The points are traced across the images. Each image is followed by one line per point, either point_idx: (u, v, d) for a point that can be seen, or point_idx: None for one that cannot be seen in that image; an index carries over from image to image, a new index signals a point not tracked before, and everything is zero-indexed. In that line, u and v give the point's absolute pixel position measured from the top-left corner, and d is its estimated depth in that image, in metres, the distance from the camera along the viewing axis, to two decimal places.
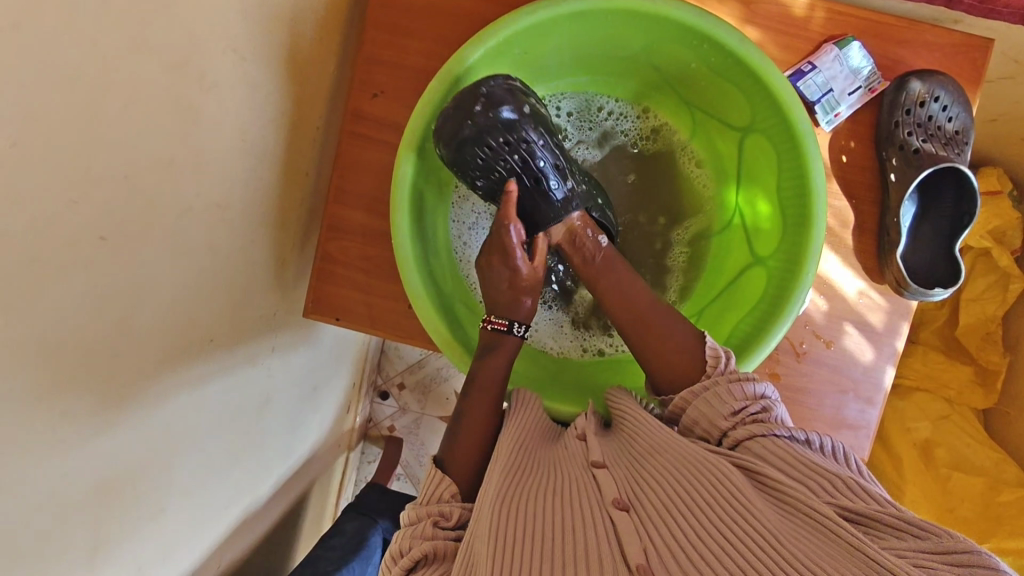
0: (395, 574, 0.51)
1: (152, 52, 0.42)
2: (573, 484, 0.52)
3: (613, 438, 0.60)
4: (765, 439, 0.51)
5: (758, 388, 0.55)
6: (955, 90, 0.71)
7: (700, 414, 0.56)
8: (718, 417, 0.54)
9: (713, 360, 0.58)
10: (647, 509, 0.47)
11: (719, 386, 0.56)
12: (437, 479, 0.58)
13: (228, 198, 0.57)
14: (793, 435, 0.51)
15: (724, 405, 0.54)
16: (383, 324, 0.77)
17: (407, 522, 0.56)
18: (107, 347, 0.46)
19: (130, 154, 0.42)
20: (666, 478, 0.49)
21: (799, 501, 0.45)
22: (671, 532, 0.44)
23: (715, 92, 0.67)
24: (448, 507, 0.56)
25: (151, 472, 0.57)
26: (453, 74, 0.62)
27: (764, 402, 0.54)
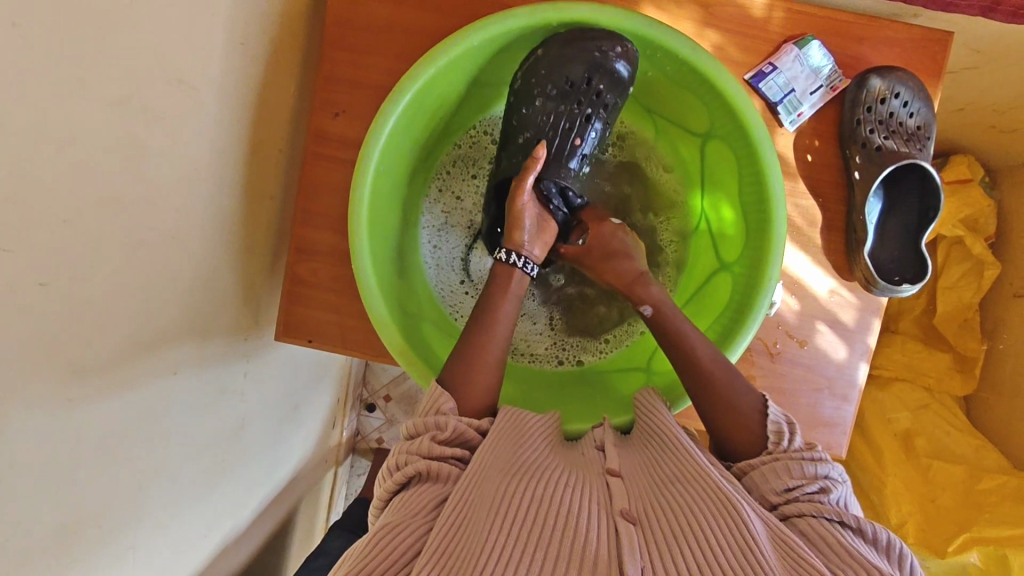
0: (390, 488, 0.54)
1: (88, 90, 0.41)
2: (586, 486, 0.52)
3: (631, 446, 0.60)
4: (815, 520, 0.48)
5: (820, 469, 0.52)
6: (915, 86, 0.71)
7: (754, 484, 0.53)
8: (768, 492, 0.52)
9: (776, 436, 0.55)
10: (650, 529, 0.47)
11: (777, 462, 0.53)
12: (437, 389, 0.58)
13: (185, 227, 0.56)
14: (844, 521, 0.48)
15: (779, 480, 0.52)
16: (355, 344, 0.76)
17: (406, 434, 0.57)
18: (60, 389, 0.45)
19: (70, 195, 0.42)
20: (674, 503, 0.49)
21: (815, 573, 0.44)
22: (668, 559, 0.45)
23: (676, 97, 0.66)
24: (443, 419, 0.56)
25: (118, 509, 0.56)
26: (404, 96, 0.60)
27: (824, 482, 0.51)
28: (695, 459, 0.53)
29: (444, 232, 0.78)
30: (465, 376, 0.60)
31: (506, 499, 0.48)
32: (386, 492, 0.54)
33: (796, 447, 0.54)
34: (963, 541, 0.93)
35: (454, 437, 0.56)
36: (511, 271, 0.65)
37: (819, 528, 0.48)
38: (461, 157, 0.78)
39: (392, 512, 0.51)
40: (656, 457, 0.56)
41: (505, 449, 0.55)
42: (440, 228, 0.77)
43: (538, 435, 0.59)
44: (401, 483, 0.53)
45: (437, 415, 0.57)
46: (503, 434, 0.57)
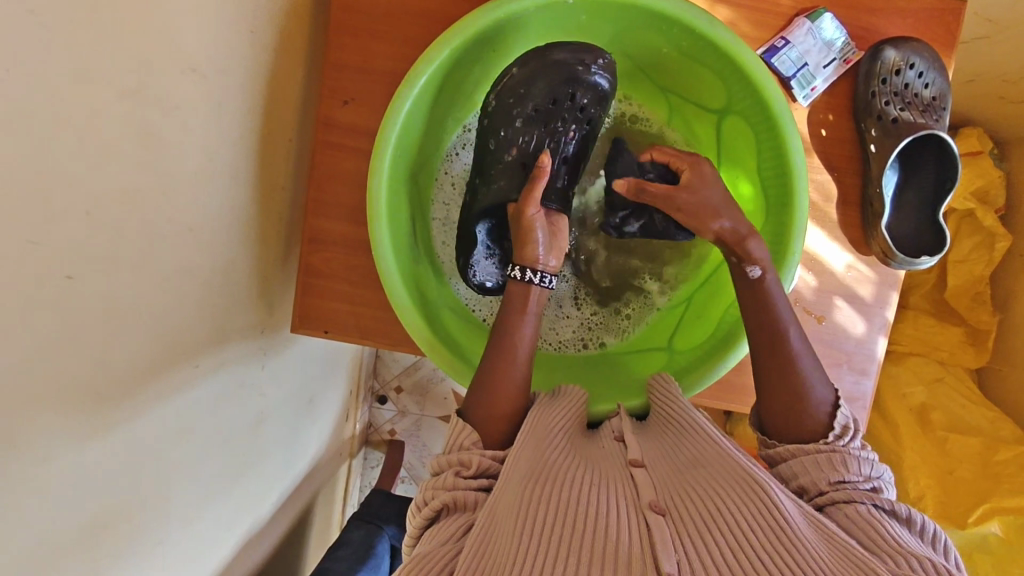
0: (421, 522, 0.55)
1: (103, 78, 0.40)
2: (610, 482, 0.52)
3: (648, 434, 0.60)
4: (862, 507, 0.49)
5: (875, 470, 0.53)
6: (930, 56, 0.70)
7: (804, 469, 0.54)
8: (818, 480, 0.52)
9: (840, 430, 0.55)
10: (681, 520, 0.47)
11: (835, 453, 0.53)
12: (459, 427, 0.59)
13: (201, 219, 0.56)
14: (878, 504, 0.50)
15: (832, 472, 0.52)
16: (372, 334, 0.76)
17: (434, 468, 0.58)
18: (85, 381, 0.45)
19: (94, 185, 0.41)
20: (703, 491, 0.49)
21: (857, 555, 0.45)
22: (704, 545, 0.45)
23: (689, 73, 0.66)
24: (466, 455, 0.56)
25: (144, 503, 0.56)
26: (419, 79, 0.59)
27: (876, 482, 0.52)
28: (717, 448, 0.54)
29: (454, 226, 0.77)
30: (488, 384, 0.60)
31: (530, 504, 0.48)
32: (417, 527, 0.56)
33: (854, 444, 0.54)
34: (982, 513, 0.94)
35: (480, 473, 0.56)
36: (525, 288, 0.62)
37: (865, 516, 0.48)
38: (472, 147, 0.77)
39: (424, 542, 0.52)
40: (678, 447, 0.56)
41: (527, 452, 0.55)
42: (446, 222, 0.76)
43: (558, 427, 0.59)
44: (429, 518, 0.55)
45: (461, 452, 0.57)
46: (523, 438, 0.56)
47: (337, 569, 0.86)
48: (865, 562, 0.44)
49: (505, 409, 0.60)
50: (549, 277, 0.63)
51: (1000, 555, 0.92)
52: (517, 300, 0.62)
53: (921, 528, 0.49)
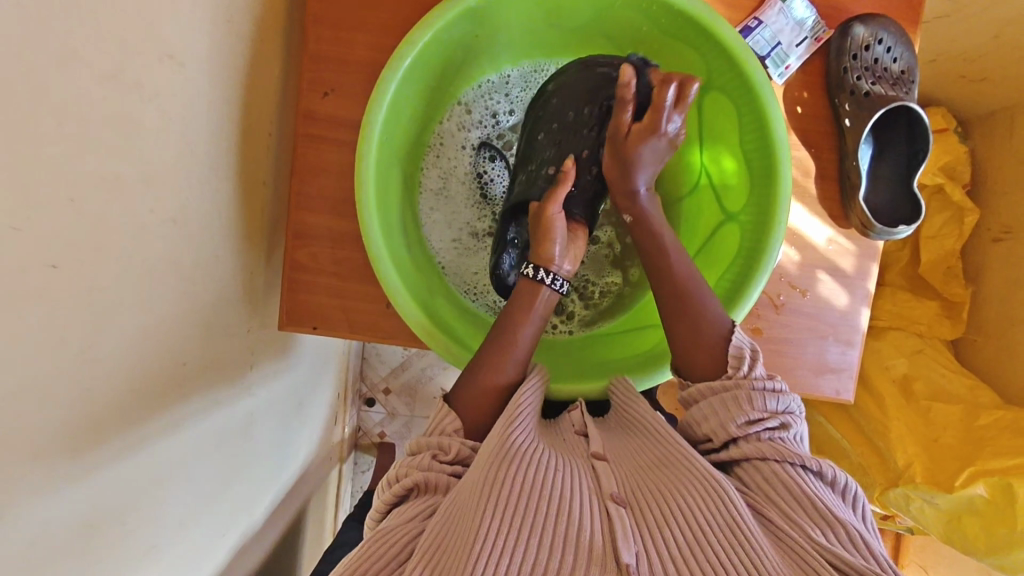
0: (388, 498, 0.56)
1: (82, 61, 0.39)
2: (573, 469, 0.54)
3: (611, 428, 0.63)
4: (777, 466, 0.52)
5: (781, 402, 0.55)
6: (896, 31, 0.73)
7: (710, 411, 0.56)
8: (728, 421, 0.55)
9: (737, 360, 0.57)
10: (639, 511, 0.50)
11: (740, 390, 0.55)
12: (443, 412, 0.59)
13: (184, 213, 0.55)
14: (808, 466, 0.52)
15: (739, 412, 0.54)
16: (361, 327, 0.75)
17: (410, 449, 0.59)
18: (74, 376, 0.43)
19: (74, 171, 0.40)
20: (661, 484, 0.52)
21: (794, 543, 0.48)
22: (660, 541, 0.47)
23: (667, 51, 0.67)
24: (446, 440, 0.57)
25: (137, 506, 0.55)
26: (404, 61, 0.60)
27: (784, 418, 0.55)
28: (674, 440, 0.56)
29: (445, 210, 0.77)
30: (487, 367, 0.61)
31: (494, 486, 0.49)
32: (384, 506, 0.57)
33: (757, 375, 0.56)
34: (969, 475, 0.93)
35: (457, 460, 0.57)
36: (536, 287, 0.63)
37: (780, 475, 0.51)
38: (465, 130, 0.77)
39: (387, 522, 0.53)
40: (636, 442, 0.58)
41: (494, 434, 0.55)
42: (441, 198, 0.77)
43: (528, 411, 0.59)
44: (399, 495, 0.55)
45: (441, 436, 0.58)
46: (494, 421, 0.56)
47: None
48: (804, 552, 0.47)
49: (485, 397, 0.60)
50: (559, 281, 0.64)
51: (987, 514, 0.92)
52: (526, 296, 0.63)
53: (837, 486, 0.53)
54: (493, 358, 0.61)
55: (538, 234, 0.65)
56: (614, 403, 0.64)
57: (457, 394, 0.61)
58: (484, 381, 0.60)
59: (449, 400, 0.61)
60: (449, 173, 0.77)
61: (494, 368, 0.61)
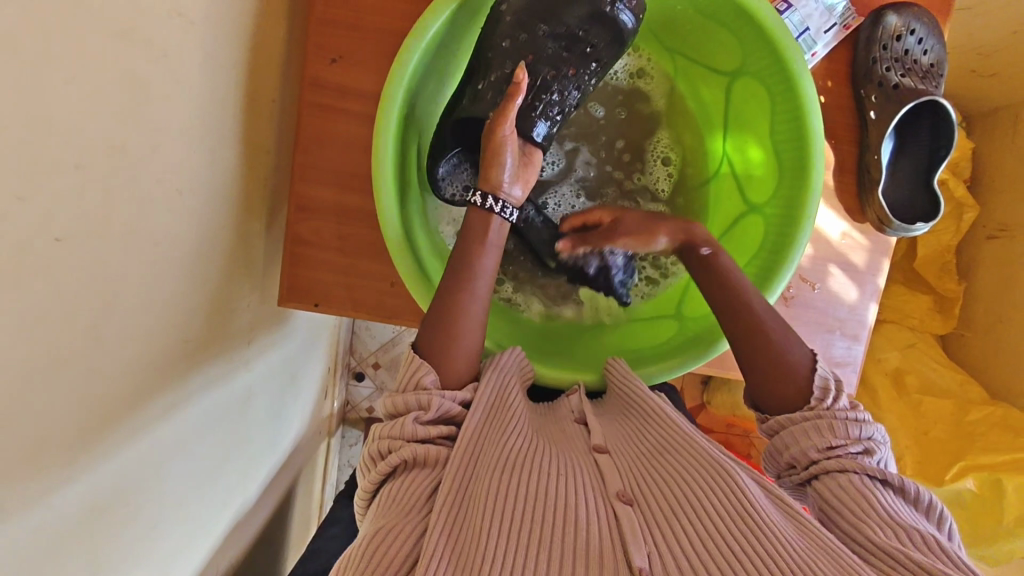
0: (377, 477, 0.54)
1: (92, 17, 0.36)
2: (575, 469, 0.53)
3: (609, 416, 0.62)
4: (856, 476, 0.51)
5: (864, 430, 0.54)
6: (929, 22, 0.71)
7: (793, 439, 0.54)
8: (811, 448, 0.53)
9: (821, 392, 0.56)
10: (647, 508, 0.49)
11: (822, 419, 0.54)
12: (415, 364, 0.57)
13: (190, 182, 0.51)
14: (878, 478, 0.51)
15: (821, 438, 0.53)
16: (363, 305, 0.73)
17: (386, 413, 0.57)
18: (78, 359, 0.40)
19: (81, 137, 0.37)
20: (667, 480, 0.52)
21: (835, 543, 0.46)
22: (671, 535, 0.47)
23: (704, 33, 0.65)
24: (426, 398, 0.55)
25: (138, 489, 0.52)
26: (429, 30, 0.56)
27: (867, 443, 0.53)
28: (678, 433, 0.56)
29: None
30: (453, 329, 0.58)
31: (502, 491, 0.49)
32: (373, 484, 0.54)
33: (842, 405, 0.55)
34: (958, 470, 0.95)
35: (436, 416, 0.55)
36: (487, 216, 0.60)
37: (854, 486, 0.50)
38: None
39: (380, 511, 0.50)
40: (641, 431, 0.58)
41: (494, 439, 0.55)
42: None
43: (519, 415, 0.59)
44: (387, 471, 0.53)
45: (419, 392, 0.56)
46: (485, 422, 0.56)
47: (330, 549, 0.84)
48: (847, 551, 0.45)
49: (463, 364, 0.59)
50: (510, 209, 0.61)
51: (973, 507, 0.93)
52: (477, 229, 0.60)
53: (921, 503, 0.50)
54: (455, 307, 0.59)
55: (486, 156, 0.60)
56: (613, 390, 0.64)
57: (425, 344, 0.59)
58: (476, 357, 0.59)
59: (417, 349, 0.59)
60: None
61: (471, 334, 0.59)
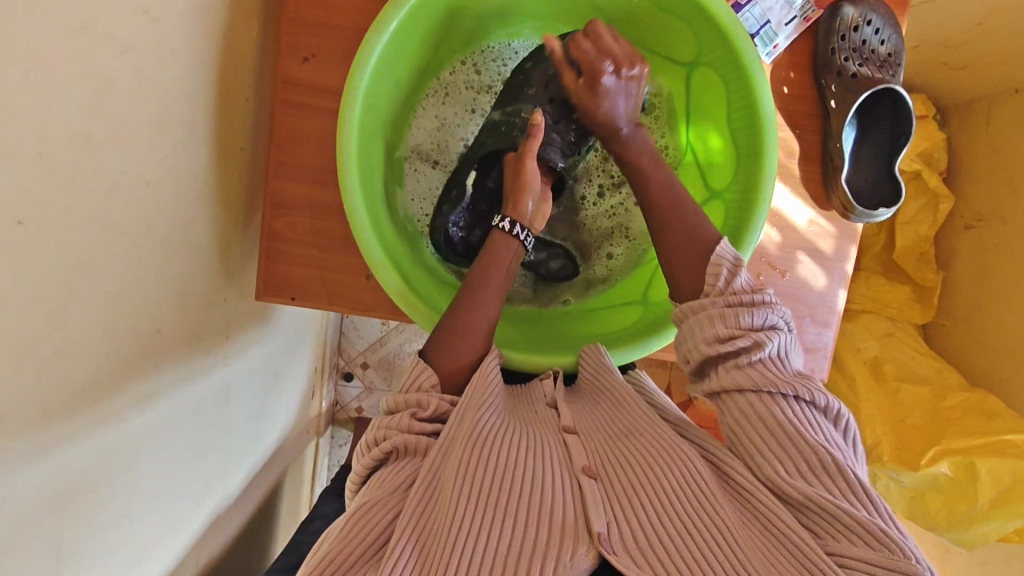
0: (369, 462, 0.56)
1: (53, 11, 0.37)
2: (545, 447, 0.54)
3: (581, 398, 0.64)
4: (754, 395, 0.51)
5: (761, 318, 0.53)
6: (885, 14, 0.74)
7: (693, 332, 0.55)
8: (704, 341, 0.54)
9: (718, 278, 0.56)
10: (610, 483, 0.51)
11: (721, 309, 0.54)
12: (420, 367, 0.58)
13: (159, 175, 0.53)
14: (800, 395, 0.50)
15: (716, 329, 0.53)
16: (340, 299, 0.74)
17: (387, 407, 0.58)
18: (42, 340, 0.42)
19: (43, 127, 0.38)
20: (630, 455, 0.53)
21: (757, 496, 0.49)
22: (631, 509, 0.48)
23: (662, 26, 0.67)
24: (425, 398, 0.56)
25: (109, 474, 0.53)
26: (389, 25, 0.58)
27: (758, 336, 0.52)
28: (648, 416, 0.57)
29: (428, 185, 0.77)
30: (454, 334, 0.60)
31: (468, 467, 0.50)
32: (365, 467, 0.56)
33: (739, 289, 0.54)
34: (934, 454, 0.95)
35: (435, 416, 0.56)
36: (510, 243, 0.64)
37: (760, 406, 0.50)
38: (450, 93, 0.76)
39: (369, 490, 0.52)
40: (609, 414, 0.59)
41: (470, 412, 0.55)
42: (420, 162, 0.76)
43: (496, 387, 0.59)
44: (379, 459, 0.55)
45: (419, 393, 0.57)
46: (465, 403, 0.56)
47: (311, 543, 0.85)
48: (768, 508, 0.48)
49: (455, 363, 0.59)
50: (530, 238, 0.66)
51: (949, 491, 0.96)
52: (499, 249, 0.64)
53: (831, 413, 0.51)
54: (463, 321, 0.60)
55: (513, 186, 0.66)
56: (584, 374, 0.65)
57: (433, 349, 0.60)
58: (453, 352, 0.59)
59: (423, 356, 0.60)
60: (440, 142, 0.76)
61: (460, 336, 0.60)
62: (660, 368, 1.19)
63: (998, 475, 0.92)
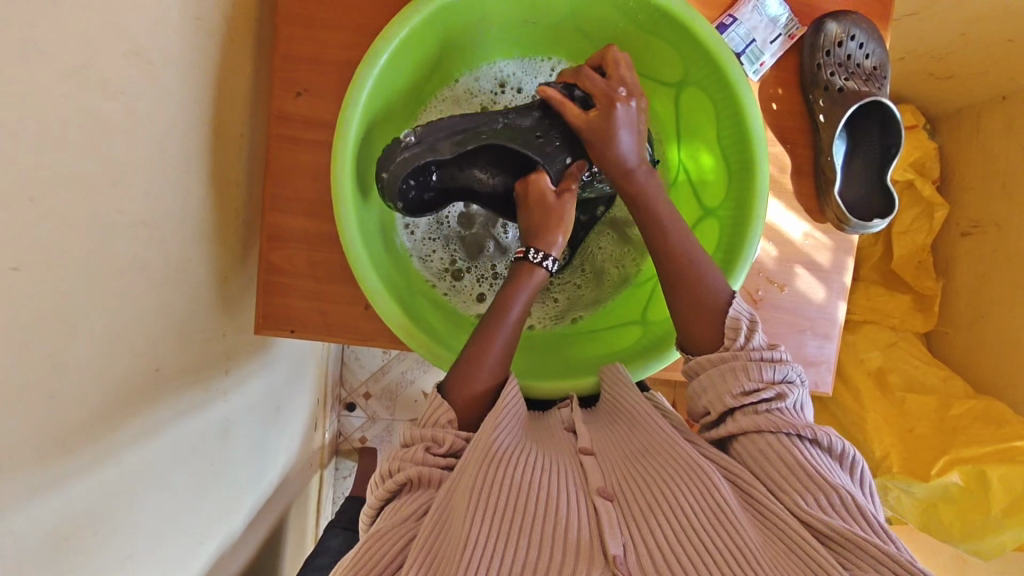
0: (382, 494, 0.56)
1: (45, 57, 0.38)
2: (561, 468, 0.54)
3: (598, 420, 0.63)
4: (775, 435, 0.52)
5: (778, 371, 0.54)
6: (868, 28, 0.74)
7: (712, 384, 0.56)
8: (725, 394, 0.55)
9: (733, 333, 0.57)
10: (626, 503, 0.51)
11: (740, 360, 0.55)
12: (435, 403, 0.58)
13: (155, 213, 0.53)
14: (818, 440, 0.52)
15: (735, 383, 0.54)
16: (339, 328, 0.74)
17: (403, 440, 0.58)
18: (36, 384, 0.41)
19: (36, 171, 0.38)
20: (649, 476, 0.52)
21: (785, 522, 0.48)
22: (649, 531, 0.48)
23: (645, 47, 0.68)
24: (440, 433, 0.56)
25: (107, 515, 0.53)
26: (379, 59, 0.59)
27: (780, 388, 0.54)
28: (663, 433, 0.56)
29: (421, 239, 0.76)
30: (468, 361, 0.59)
31: (483, 490, 0.49)
32: (378, 500, 0.56)
33: (755, 345, 0.55)
34: (945, 463, 0.95)
35: (450, 453, 0.56)
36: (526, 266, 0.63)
37: (780, 445, 0.51)
38: (448, 109, 0.75)
39: (382, 522, 0.53)
40: (627, 436, 0.58)
41: (483, 430, 0.55)
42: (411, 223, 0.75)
43: (513, 414, 0.58)
44: (392, 491, 0.55)
45: (434, 429, 0.57)
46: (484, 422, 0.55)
47: None
48: (797, 531, 0.47)
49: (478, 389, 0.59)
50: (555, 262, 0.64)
51: (961, 501, 0.94)
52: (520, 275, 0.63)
53: (843, 458, 0.52)
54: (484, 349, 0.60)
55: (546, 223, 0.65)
56: (604, 393, 0.64)
57: (450, 384, 0.59)
58: (472, 384, 0.59)
59: (441, 390, 0.59)
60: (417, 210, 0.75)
61: (478, 364, 0.59)
62: (664, 387, 1.18)
63: (1010, 481, 0.92)
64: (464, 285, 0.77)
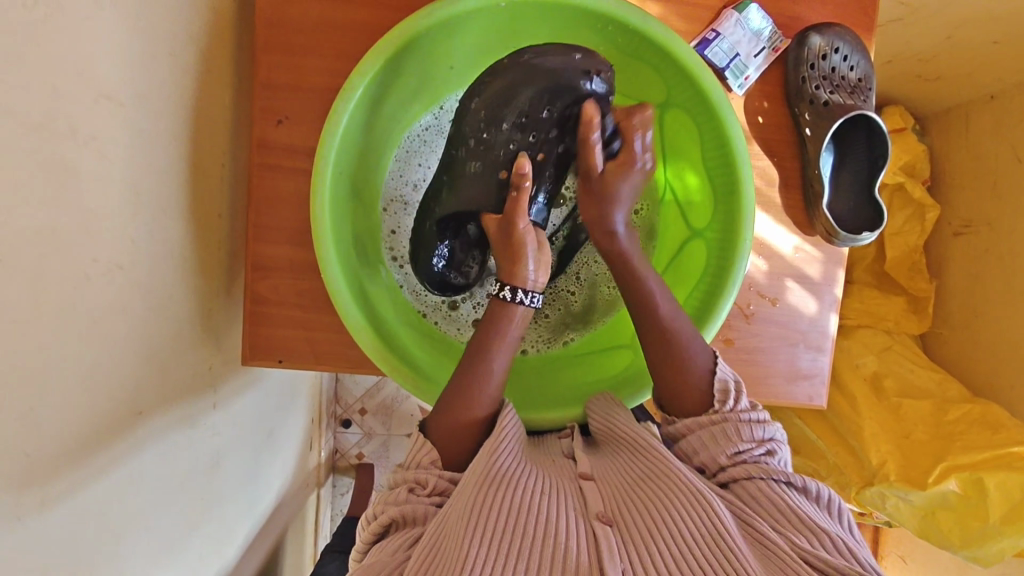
0: (370, 535, 0.56)
1: (9, 112, 0.37)
2: (561, 492, 0.53)
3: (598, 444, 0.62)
4: (764, 483, 0.53)
5: (766, 431, 0.57)
6: (852, 39, 0.74)
7: (703, 444, 0.57)
8: (717, 453, 0.56)
9: (723, 394, 0.59)
10: (625, 527, 0.50)
11: (727, 423, 0.56)
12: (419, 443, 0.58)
13: (132, 257, 0.52)
14: (792, 481, 0.54)
15: (728, 444, 0.56)
16: (327, 357, 0.73)
17: (391, 483, 0.58)
18: (12, 442, 0.40)
19: (4, 230, 0.38)
20: (648, 501, 0.52)
21: (785, 554, 0.48)
22: (648, 558, 0.47)
23: (628, 69, 0.68)
24: (423, 474, 0.56)
25: (94, 564, 0.52)
26: (356, 92, 0.59)
27: (768, 445, 0.56)
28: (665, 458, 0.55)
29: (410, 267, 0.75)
30: (454, 398, 0.59)
31: (481, 516, 0.49)
32: (368, 542, 0.57)
33: (742, 408, 0.58)
34: (941, 471, 0.94)
35: (435, 493, 0.56)
36: (507, 306, 0.61)
37: (772, 491, 0.53)
38: (431, 135, 0.74)
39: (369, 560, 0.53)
40: (626, 460, 0.58)
41: (481, 456, 0.54)
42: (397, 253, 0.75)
43: (512, 439, 0.57)
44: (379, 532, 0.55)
45: (417, 470, 0.57)
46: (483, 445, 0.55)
47: None
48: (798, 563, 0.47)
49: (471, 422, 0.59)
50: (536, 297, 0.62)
51: (960, 508, 0.93)
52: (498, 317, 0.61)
53: (821, 501, 0.54)
54: (467, 382, 0.59)
55: (508, 251, 0.62)
56: (593, 423, 0.64)
57: (432, 421, 0.59)
58: (459, 416, 0.58)
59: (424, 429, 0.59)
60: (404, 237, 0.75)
61: (468, 398, 0.58)
62: None
63: (1008, 490, 0.90)
64: (461, 314, 0.76)
